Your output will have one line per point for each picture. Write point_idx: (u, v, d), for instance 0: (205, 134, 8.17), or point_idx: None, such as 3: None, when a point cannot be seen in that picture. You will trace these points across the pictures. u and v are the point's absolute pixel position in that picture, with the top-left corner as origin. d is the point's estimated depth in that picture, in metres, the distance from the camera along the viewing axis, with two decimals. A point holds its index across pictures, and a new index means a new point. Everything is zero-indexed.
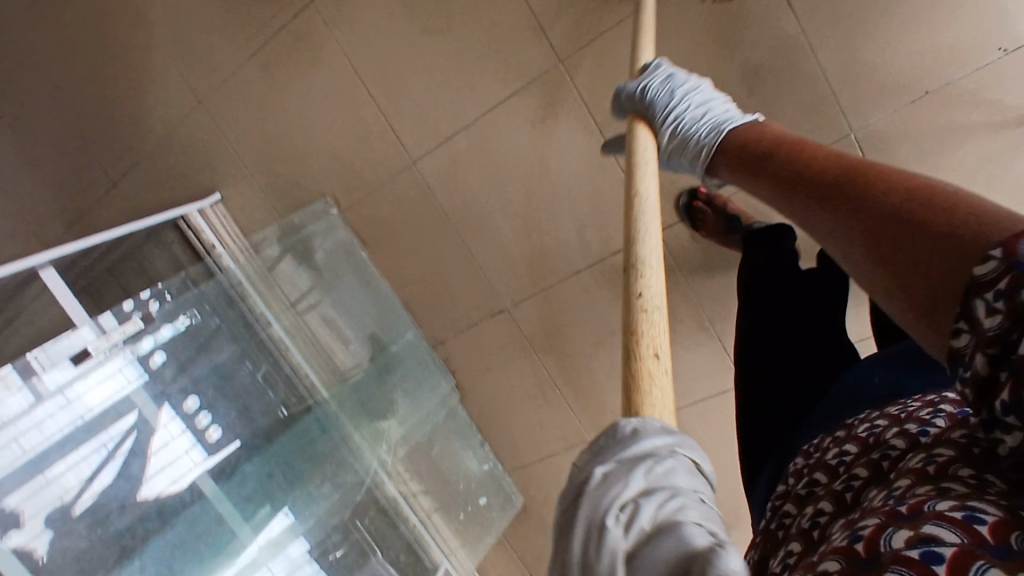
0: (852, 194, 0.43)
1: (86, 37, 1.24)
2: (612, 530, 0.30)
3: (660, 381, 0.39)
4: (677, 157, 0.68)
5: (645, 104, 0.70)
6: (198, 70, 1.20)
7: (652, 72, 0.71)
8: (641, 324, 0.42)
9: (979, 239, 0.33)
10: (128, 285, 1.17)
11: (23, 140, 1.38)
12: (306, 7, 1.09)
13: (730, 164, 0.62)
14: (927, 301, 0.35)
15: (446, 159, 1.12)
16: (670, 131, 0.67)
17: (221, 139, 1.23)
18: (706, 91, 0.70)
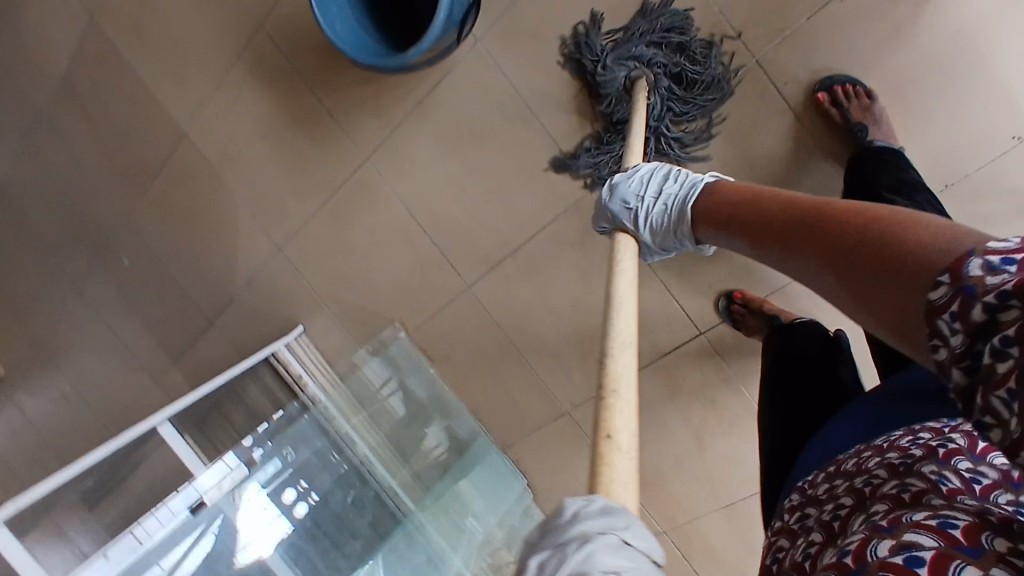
0: (818, 234, 0.50)
1: (178, 200, 1.42)
2: None
3: (619, 460, 0.50)
4: (667, 239, 0.82)
5: (614, 220, 0.85)
6: (274, 222, 1.35)
7: (607, 194, 0.86)
8: (606, 407, 0.55)
9: (926, 266, 0.38)
10: (230, 415, 1.39)
11: (130, 289, 1.57)
12: (364, 163, 1.23)
13: (710, 228, 0.72)
14: (897, 322, 0.41)
15: (498, 281, 1.22)
16: (648, 230, 0.82)
17: (298, 277, 1.37)
18: (653, 182, 0.84)
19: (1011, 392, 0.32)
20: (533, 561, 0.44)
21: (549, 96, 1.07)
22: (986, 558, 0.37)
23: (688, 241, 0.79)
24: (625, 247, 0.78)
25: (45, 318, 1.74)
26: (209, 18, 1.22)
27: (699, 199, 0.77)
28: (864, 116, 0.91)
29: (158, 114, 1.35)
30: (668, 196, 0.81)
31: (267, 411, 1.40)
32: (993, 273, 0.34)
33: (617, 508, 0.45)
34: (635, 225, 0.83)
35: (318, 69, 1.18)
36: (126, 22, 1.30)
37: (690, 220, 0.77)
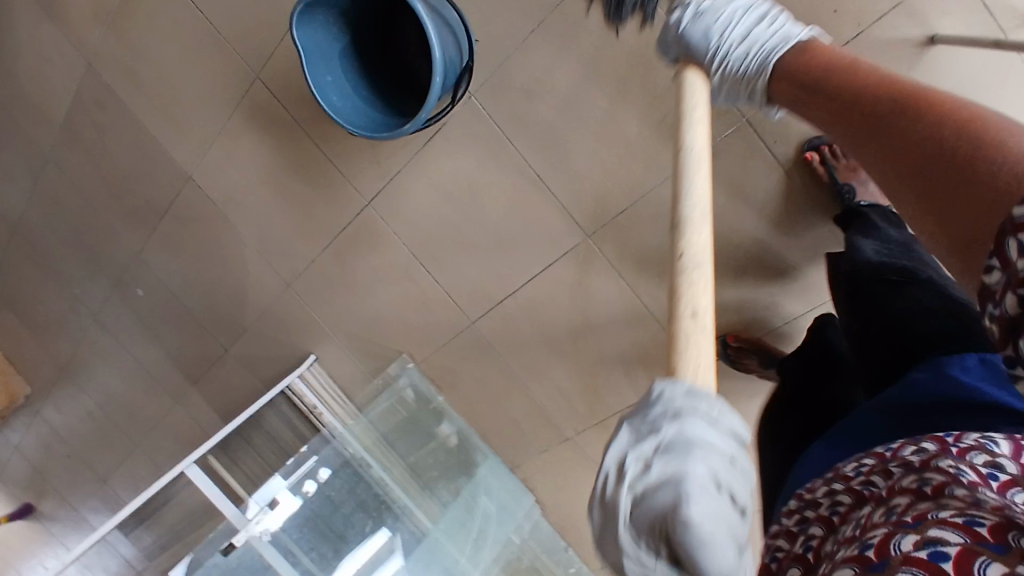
0: (908, 129, 0.49)
1: (185, 237, 1.45)
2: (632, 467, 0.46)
3: (696, 341, 0.48)
4: (732, 92, 0.70)
5: (682, 48, 0.69)
6: (282, 260, 1.38)
7: (685, 13, 0.69)
8: (682, 284, 0.51)
9: (1010, 188, 0.38)
10: (252, 441, 1.45)
11: (146, 318, 1.63)
12: (365, 206, 1.26)
13: (790, 89, 0.65)
14: (965, 239, 0.42)
15: (501, 319, 1.26)
16: (719, 73, 0.68)
17: (308, 312, 1.42)
18: (743, 16, 0.69)
19: None
20: (627, 427, 0.49)
21: (544, 149, 1.10)
22: (1012, 556, 0.39)
23: (760, 98, 0.69)
24: (691, 86, 0.65)
25: (68, 345, 1.81)
26: (206, 70, 1.24)
27: (791, 56, 0.66)
28: (851, 173, 0.94)
29: (161, 159, 1.37)
30: (760, 39, 0.68)
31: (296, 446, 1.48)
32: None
33: (702, 394, 0.47)
34: (707, 57, 0.68)
35: (314, 119, 1.20)
36: (123, 72, 1.31)
37: (771, 74, 0.67)
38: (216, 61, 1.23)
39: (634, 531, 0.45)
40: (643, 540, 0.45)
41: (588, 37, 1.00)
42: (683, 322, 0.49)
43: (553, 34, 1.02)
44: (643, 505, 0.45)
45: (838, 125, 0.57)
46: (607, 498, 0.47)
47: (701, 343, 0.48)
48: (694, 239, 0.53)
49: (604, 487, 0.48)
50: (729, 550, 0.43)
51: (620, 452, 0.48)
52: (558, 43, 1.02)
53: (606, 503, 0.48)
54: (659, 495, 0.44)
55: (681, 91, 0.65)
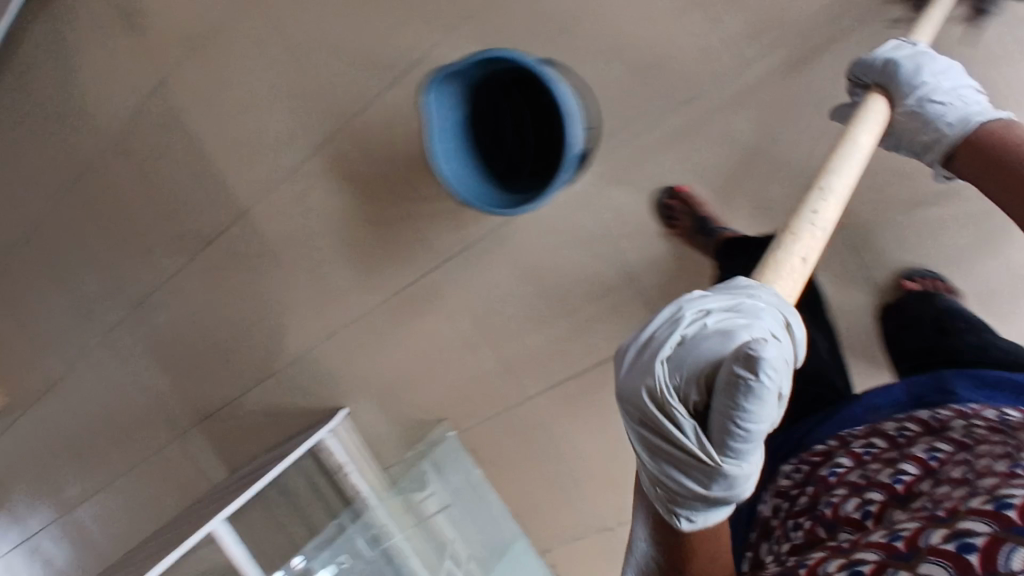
0: None
1: (229, 269, 1.39)
2: (686, 321, 0.54)
3: (794, 274, 0.57)
4: (908, 134, 0.77)
5: (887, 73, 0.77)
6: (330, 310, 1.33)
7: (905, 52, 0.77)
8: (804, 230, 0.59)
9: None
10: (275, 512, 1.35)
11: (162, 346, 1.53)
12: (434, 269, 1.23)
13: (975, 154, 0.70)
14: None
15: (558, 400, 1.23)
16: (913, 103, 0.75)
17: (349, 365, 1.36)
18: (958, 85, 0.76)
19: None
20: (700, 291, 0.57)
21: (637, 241, 1.10)
22: None
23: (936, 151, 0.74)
24: (874, 107, 0.75)
25: (65, 364, 1.69)
26: (295, 109, 1.23)
27: (988, 124, 0.70)
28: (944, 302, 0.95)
29: (223, 188, 1.33)
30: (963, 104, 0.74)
31: (312, 506, 1.38)
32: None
33: (779, 297, 0.54)
34: (908, 83, 0.75)
35: (404, 176, 1.19)
36: (203, 99, 1.29)
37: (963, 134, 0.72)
38: (309, 103, 1.21)
39: (671, 366, 0.52)
40: (676, 377, 0.52)
41: (701, 146, 1.04)
42: (783, 255, 0.57)
43: (667, 135, 1.05)
44: (690, 348, 0.52)
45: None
46: (654, 339, 0.55)
47: (786, 281, 0.57)
48: (816, 209, 0.61)
49: (655, 327, 0.55)
50: (767, 420, 0.48)
51: (689, 303, 0.56)
52: (670, 144, 1.05)
53: (649, 342, 0.55)
54: (708, 338, 0.52)
55: (868, 104, 0.75)
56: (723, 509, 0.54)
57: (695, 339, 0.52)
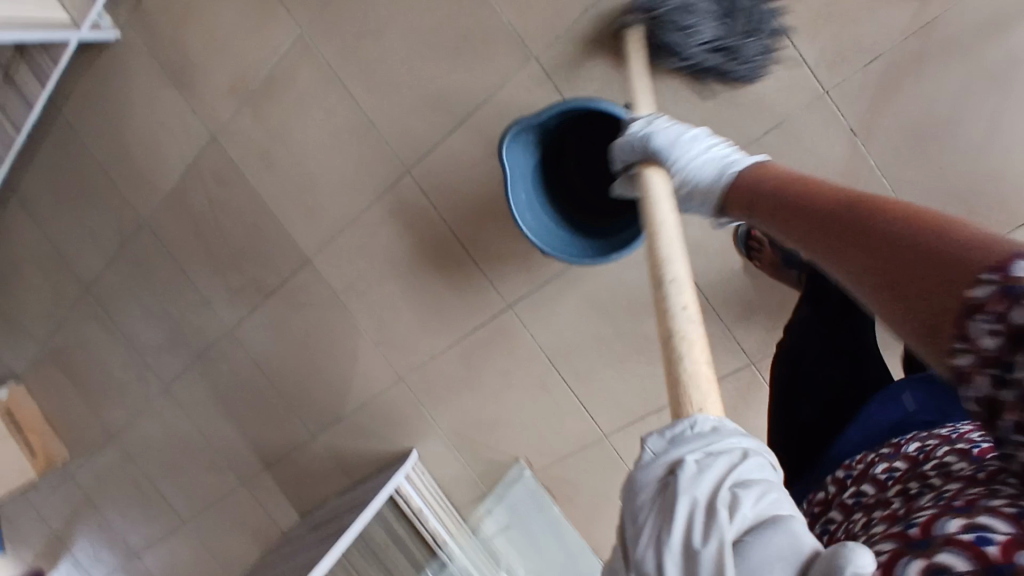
0: (842, 226, 0.47)
1: (293, 318, 1.38)
2: (721, 515, 0.44)
3: (702, 385, 0.50)
4: (690, 197, 0.77)
5: (647, 148, 0.79)
6: (398, 355, 1.32)
7: (651, 127, 0.80)
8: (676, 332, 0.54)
9: (940, 258, 0.37)
10: (360, 566, 1.33)
11: (227, 395, 1.53)
12: (504, 310, 1.21)
13: (741, 203, 0.68)
14: (917, 325, 0.38)
15: (636, 438, 1.20)
16: (677, 176, 0.76)
17: (418, 407, 1.34)
18: (709, 141, 0.78)
19: None
20: (692, 454, 0.47)
21: (716, 272, 1.09)
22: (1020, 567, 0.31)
23: (715, 205, 0.74)
24: (653, 181, 0.73)
25: (126, 415, 1.69)
26: (353, 158, 1.21)
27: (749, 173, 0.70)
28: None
29: (282, 239, 1.32)
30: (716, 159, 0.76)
31: (390, 553, 1.37)
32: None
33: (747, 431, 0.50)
34: (667, 156, 0.77)
35: (471, 220, 1.17)
36: (257, 152, 1.27)
37: (725, 188, 0.73)
38: (367, 152, 1.19)
39: None
40: None
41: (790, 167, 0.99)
42: (690, 366, 0.51)
43: None
44: (746, 562, 0.42)
45: (783, 219, 0.57)
46: (691, 548, 0.43)
47: (709, 396, 0.50)
48: (682, 306, 0.56)
49: (692, 536, 0.44)
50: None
51: (699, 490, 0.46)
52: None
53: (692, 555, 0.43)
54: (769, 533, 0.42)
55: (645, 182, 0.74)
56: None
57: (755, 538, 0.42)
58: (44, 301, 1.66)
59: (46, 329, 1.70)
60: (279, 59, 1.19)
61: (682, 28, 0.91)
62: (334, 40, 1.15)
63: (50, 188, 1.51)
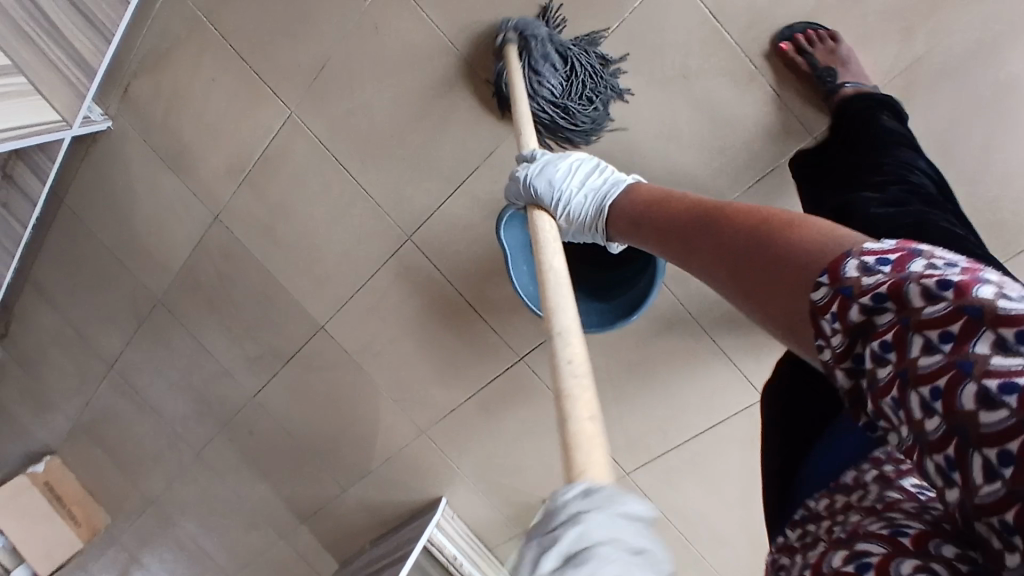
0: (719, 239, 0.57)
1: (313, 381, 1.41)
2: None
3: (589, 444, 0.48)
4: (580, 229, 0.88)
5: (531, 193, 0.87)
6: (419, 410, 1.35)
7: (530, 169, 0.87)
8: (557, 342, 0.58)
9: (798, 265, 0.47)
10: None
11: (256, 456, 1.57)
12: (516, 362, 1.23)
13: (622, 226, 0.79)
14: (784, 322, 0.47)
15: (658, 473, 1.23)
16: (562, 213, 0.86)
17: (443, 458, 1.37)
18: (581, 168, 0.88)
19: (936, 390, 0.35)
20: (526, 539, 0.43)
21: (720, 315, 1.10)
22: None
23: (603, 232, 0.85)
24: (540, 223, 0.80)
25: (162, 479, 1.74)
26: (355, 228, 1.23)
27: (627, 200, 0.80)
28: (830, 60, 0.87)
29: (293, 308, 1.35)
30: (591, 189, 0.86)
31: None
32: (868, 274, 0.40)
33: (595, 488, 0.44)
34: (553, 195, 0.85)
35: (475, 280, 1.20)
36: (260, 229, 1.30)
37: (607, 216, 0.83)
38: (368, 221, 1.21)
39: None
40: None
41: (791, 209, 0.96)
42: (578, 426, 0.50)
43: None
44: None
45: (672, 248, 0.66)
46: None
47: (595, 451, 0.48)
48: (566, 356, 0.56)
49: None
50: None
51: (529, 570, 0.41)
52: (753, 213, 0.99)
53: None
54: None
55: (532, 223, 0.78)
56: None
57: None
58: (73, 378, 1.71)
59: (76, 404, 1.75)
60: (272, 139, 1.21)
61: (542, 55, 0.93)
62: (323, 117, 1.16)
63: (62, 276, 1.54)
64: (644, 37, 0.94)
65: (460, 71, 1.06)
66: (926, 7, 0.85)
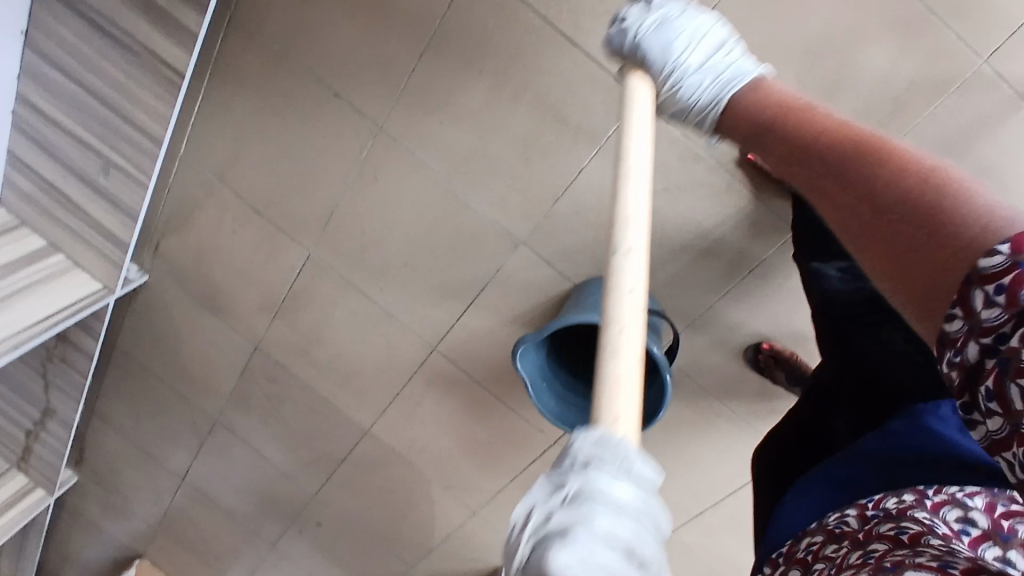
0: (874, 171, 0.55)
1: (368, 478, 1.52)
2: (537, 517, 0.41)
3: (626, 396, 0.43)
4: (679, 116, 0.75)
5: (637, 53, 0.71)
6: (469, 493, 1.45)
7: (646, 22, 0.71)
8: (615, 261, 0.50)
9: (969, 228, 0.45)
10: None
11: (326, 546, 1.70)
12: (551, 447, 1.32)
13: (740, 133, 0.72)
14: (927, 280, 0.48)
15: (698, 528, 1.33)
16: (670, 89, 0.72)
17: (498, 531, 1.49)
18: (705, 35, 0.73)
19: None
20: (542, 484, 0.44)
21: (735, 394, 1.15)
22: None
23: (708, 127, 0.74)
24: (639, 90, 0.65)
25: (244, 567, 1.88)
26: (383, 347, 1.32)
27: (742, 98, 0.72)
28: None
29: (339, 419, 1.46)
30: (710, 69, 0.72)
31: None
32: None
33: (613, 441, 0.41)
34: (670, 61, 0.70)
35: (502, 378, 1.28)
36: (299, 354, 1.40)
37: (724, 108, 0.72)
38: (396, 340, 1.31)
39: None
40: None
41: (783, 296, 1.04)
42: (611, 373, 0.43)
43: (738, 301, 1.07)
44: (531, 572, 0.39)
45: (802, 166, 0.63)
46: (510, 545, 0.42)
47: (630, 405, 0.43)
48: (627, 288, 0.48)
49: (510, 532, 0.42)
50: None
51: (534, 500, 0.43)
52: (757, 298, 1.06)
53: (507, 550, 0.42)
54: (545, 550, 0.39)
55: (631, 91, 0.65)
56: None
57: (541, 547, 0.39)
58: (145, 492, 1.83)
59: (152, 511, 1.87)
60: (297, 278, 1.31)
61: None
62: (341, 256, 1.25)
63: (124, 405, 1.66)
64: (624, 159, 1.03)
65: (462, 204, 1.13)
66: (890, 106, 0.92)
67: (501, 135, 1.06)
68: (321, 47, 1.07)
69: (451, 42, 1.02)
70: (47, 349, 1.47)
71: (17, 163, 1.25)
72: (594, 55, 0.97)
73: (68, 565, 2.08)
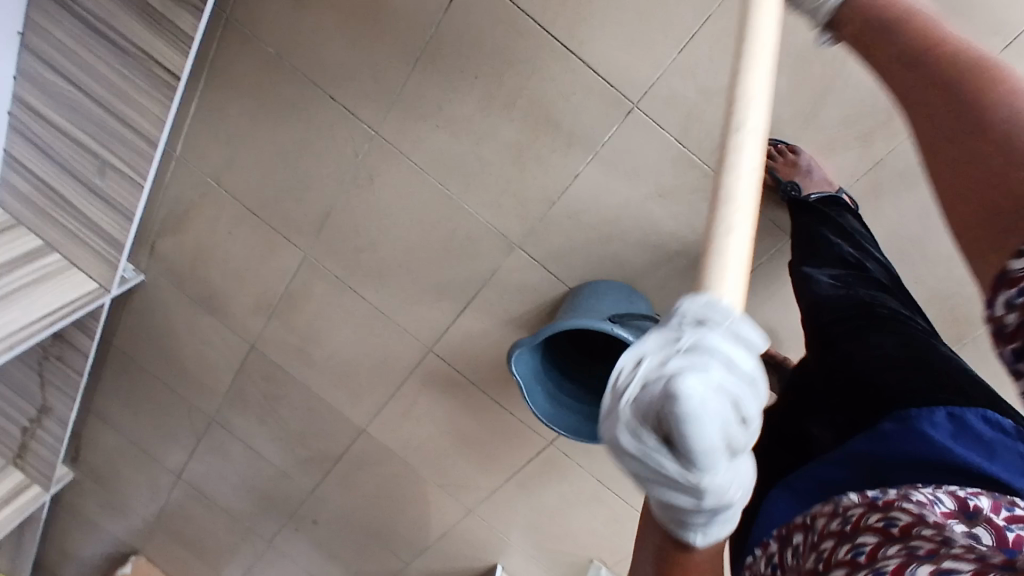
0: (982, 93, 0.51)
1: (365, 476, 1.53)
2: (647, 363, 0.42)
3: (730, 261, 0.48)
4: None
5: None
6: (464, 493, 1.46)
7: None
8: (728, 154, 0.55)
9: None
10: None
11: (323, 543, 1.71)
12: (546, 447, 1.32)
13: (845, 26, 0.68)
14: (999, 229, 0.46)
15: None
16: None
17: (494, 530, 1.50)
18: None
19: None
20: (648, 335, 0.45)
21: None
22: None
23: (822, 18, 0.70)
24: None
25: (242, 563, 1.88)
26: (379, 347, 1.33)
27: None
28: (791, 171, 0.95)
29: (335, 418, 1.47)
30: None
31: None
32: None
33: (717, 307, 0.44)
34: None
35: (498, 379, 1.29)
36: (295, 354, 1.40)
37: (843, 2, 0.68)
38: (391, 341, 1.31)
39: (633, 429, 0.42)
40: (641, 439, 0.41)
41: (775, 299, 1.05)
42: (721, 242, 0.49)
43: None
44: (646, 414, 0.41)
45: (899, 77, 0.59)
46: (617, 390, 0.43)
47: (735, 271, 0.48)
48: (737, 174, 0.54)
49: (615, 378, 0.43)
50: (738, 483, 0.45)
51: (641, 350, 0.43)
52: (750, 302, 1.06)
53: (612, 394, 0.43)
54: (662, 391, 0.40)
55: None
56: (724, 526, 0.48)
57: (655, 389, 0.41)
58: (142, 488, 1.83)
59: (149, 508, 1.88)
60: (293, 279, 1.31)
61: None
62: (337, 257, 1.26)
63: (120, 402, 1.67)
64: (619, 167, 1.03)
65: (458, 207, 1.14)
66: (884, 115, 0.92)
67: (497, 139, 1.06)
68: (316, 50, 1.07)
69: (447, 48, 1.02)
70: (43, 347, 1.47)
71: (14, 163, 1.25)
72: (590, 62, 0.97)
73: (65, 560, 2.09)
